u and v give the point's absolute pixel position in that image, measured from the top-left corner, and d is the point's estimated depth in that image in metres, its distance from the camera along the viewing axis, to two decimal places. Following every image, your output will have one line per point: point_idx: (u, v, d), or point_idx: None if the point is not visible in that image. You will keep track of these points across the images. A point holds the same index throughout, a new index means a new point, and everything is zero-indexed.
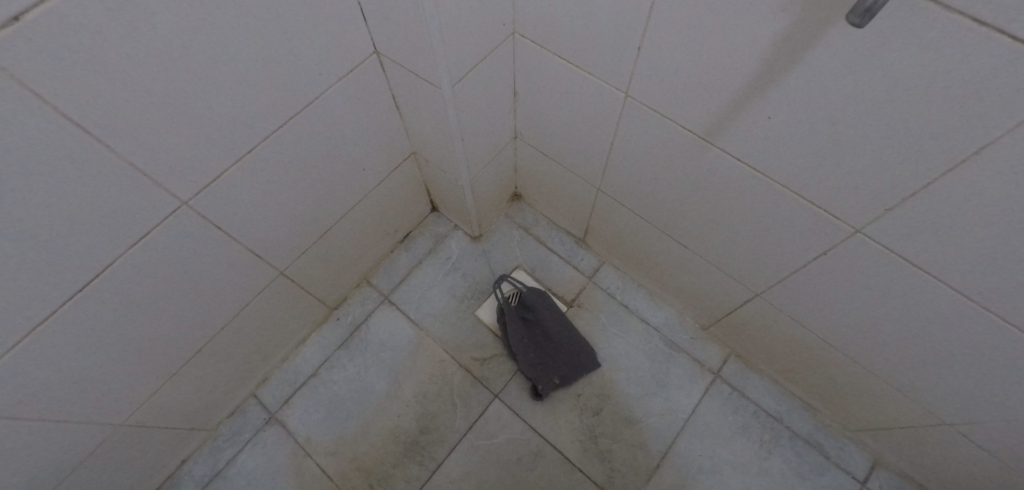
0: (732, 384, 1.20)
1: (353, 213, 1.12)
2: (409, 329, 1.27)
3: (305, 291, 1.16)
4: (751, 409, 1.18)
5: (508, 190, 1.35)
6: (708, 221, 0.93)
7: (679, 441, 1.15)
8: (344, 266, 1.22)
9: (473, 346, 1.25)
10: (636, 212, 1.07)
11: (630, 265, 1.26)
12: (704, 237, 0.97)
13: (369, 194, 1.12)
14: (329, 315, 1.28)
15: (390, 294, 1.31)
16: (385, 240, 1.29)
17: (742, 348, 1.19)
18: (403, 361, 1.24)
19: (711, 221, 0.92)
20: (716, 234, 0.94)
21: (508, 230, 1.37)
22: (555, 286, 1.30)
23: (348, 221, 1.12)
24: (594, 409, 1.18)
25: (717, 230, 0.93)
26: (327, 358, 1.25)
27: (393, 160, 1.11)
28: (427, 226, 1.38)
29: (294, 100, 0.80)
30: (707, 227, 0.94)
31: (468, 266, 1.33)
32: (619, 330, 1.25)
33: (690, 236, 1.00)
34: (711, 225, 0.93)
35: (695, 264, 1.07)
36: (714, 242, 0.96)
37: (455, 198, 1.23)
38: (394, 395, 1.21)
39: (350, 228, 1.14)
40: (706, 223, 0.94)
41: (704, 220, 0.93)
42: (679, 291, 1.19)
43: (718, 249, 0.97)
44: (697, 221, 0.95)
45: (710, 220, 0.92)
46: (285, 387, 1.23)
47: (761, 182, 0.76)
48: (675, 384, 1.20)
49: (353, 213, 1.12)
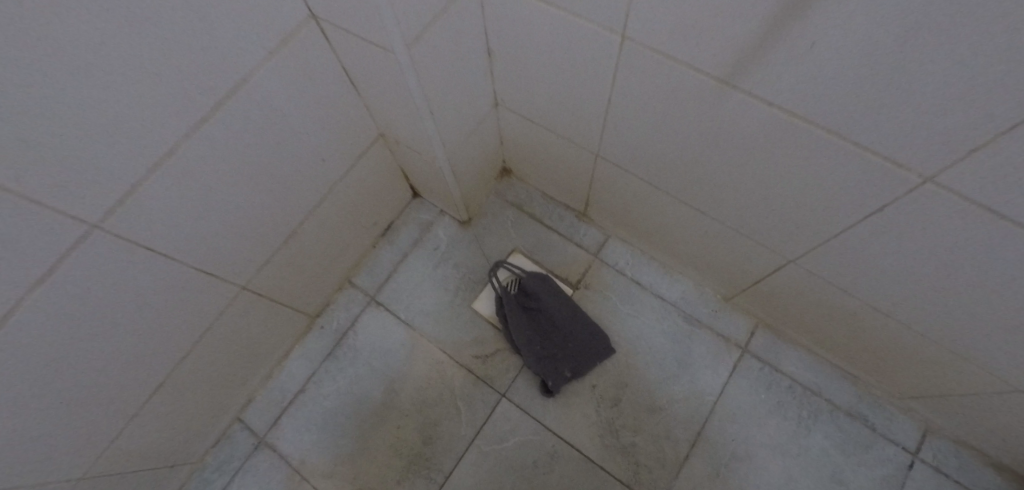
0: (763, 358, 1.08)
1: (319, 210, 0.97)
2: (400, 331, 1.15)
3: (279, 303, 1.03)
4: (785, 384, 1.06)
5: (495, 166, 1.20)
6: (730, 181, 0.79)
7: (710, 426, 1.04)
8: (320, 270, 1.08)
9: (473, 343, 1.12)
10: (643, 178, 0.92)
11: (639, 237, 1.12)
12: (726, 200, 0.83)
13: (335, 187, 0.98)
14: (312, 324, 1.16)
15: (377, 294, 1.18)
16: (363, 235, 1.15)
17: (771, 318, 1.06)
18: (397, 367, 1.12)
19: (735, 180, 0.78)
20: (740, 195, 0.80)
21: (499, 210, 1.23)
22: (557, 267, 1.17)
23: (315, 220, 0.98)
24: (613, 401, 1.06)
25: (741, 191, 0.79)
26: (315, 371, 1.13)
27: (359, 146, 0.97)
28: (410, 215, 1.24)
29: (216, 86, 0.65)
30: (729, 188, 0.80)
31: (459, 254, 1.20)
32: (632, 309, 1.13)
33: (708, 200, 0.86)
34: (734, 186, 0.79)
35: (715, 231, 0.93)
36: (737, 205, 0.83)
37: (436, 180, 1.09)
38: (391, 405, 1.09)
39: (318, 228, 1.00)
40: (727, 183, 0.80)
41: (726, 181, 0.79)
42: (695, 261, 1.06)
43: (743, 213, 0.84)
44: (716, 182, 0.81)
45: (734, 180, 0.78)
46: (272, 406, 1.12)
47: (800, 129, 0.61)
48: (699, 364, 1.08)
49: (320, 210, 0.98)
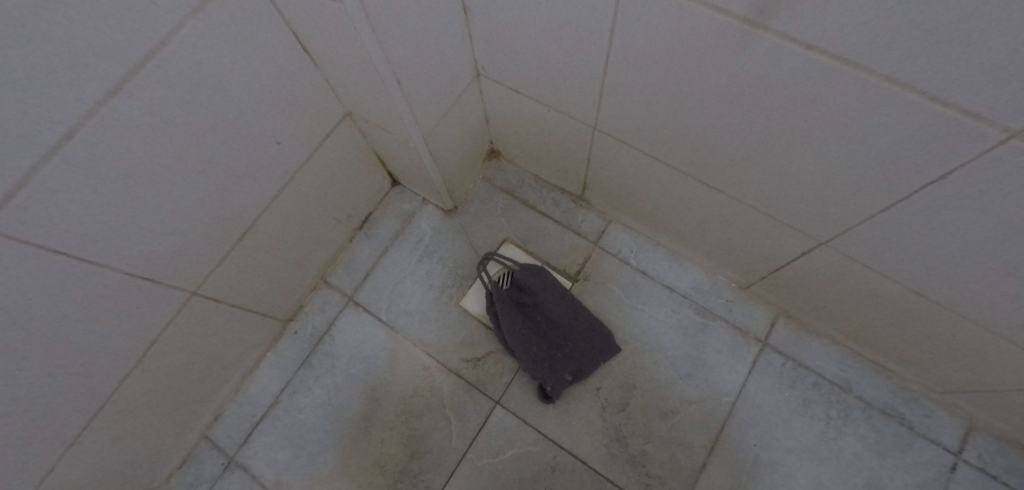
0: (785, 352, 0.97)
1: (279, 202, 0.85)
2: (382, 334, 1.03)
3: (242, 307, 0.92)
4: (811, 379, 0.95)
5: (481, 147, 1.08)
6: (753, 150, 0.67)
7: (729, 430, 0.93)
8: (288, 269, 0.97)
9: (462, 344, 1.01)
10: (648, 152, 0.81)
11: (644, 221, 1.00)
12: (747, 173, 0.72)
13: (298, 175, 0.86)
14: (284, 329, 1.05)
15: (355, 293, 1.06)
16: (336, 229, 1.03)
17: (793, 307, 0.95)
18: (379, 374, 1.01)
19: (760, 149, 0.66)
20: (765, 167, 0.69)
21: (488, 196, 1.11)
22: (553, 258, 1.06)
23: (276, 213, 0.86)
24: (620, 405, 0.95)
25: (767, 161, 0.67)
26: (288, 380, 1.02)
27: (322, 126, 0.85)
28: (390, 204, 1.12)
29: (126, 48, 0.52)
30: (752, 159, 0.68)
31: (445, 247, 1.08)
32: (638, 302, 1.02)
33: (725, 174, 0.75)
34: (758, 155, 0.67)
35: (732, 211, 0.81)
36: (760, 178, 0.71)
37: (414, 164, 0.97)
38: (374, 416, 0.98)
39: (282, 222, 0.89)
40: (750, 153, 0.68)
41: (750, 150, 0.67)
42: (708, 246, 0.95)
43: (766, 188, 0.72)
44: (736, 152, 0.69)
45: (759, 149, 0.66)
46: (242, 422, 1.01)
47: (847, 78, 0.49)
48: (715, 361, 0.97)
49: (282, 202, 0.86)
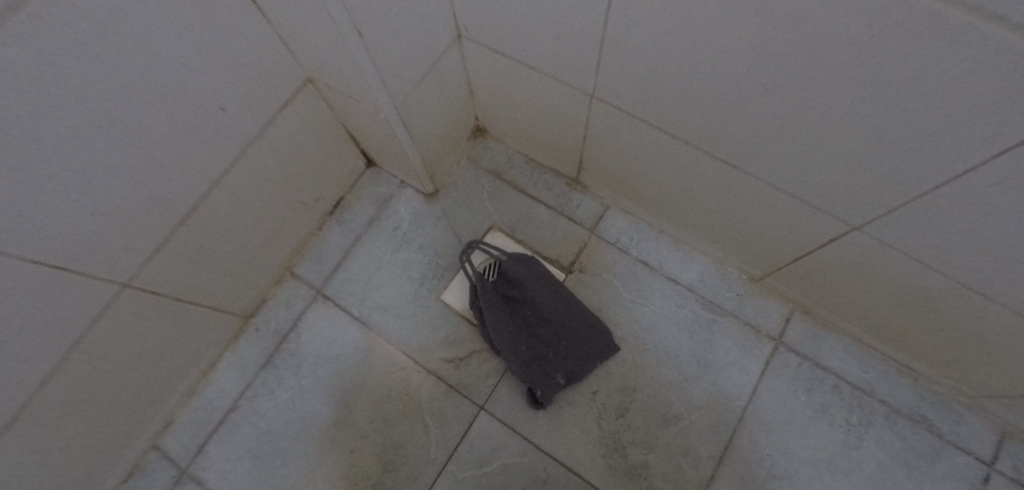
0: (801, 351, 0.87)
1: (229, 181, 0.74)
2: (354, 331, 0.93)
3: (190, 302, 0.81)
4: (830, 382, 0.86)
5: (465, 124, 0.97)
6: (782, 119, 0.56)
7: (739, 438, 0.83)
8: (245, 259, 0.86)
9: (443, 343, 0.91)
10: (655, 125, 0.70)
11: (647, 206, 0.90)
12: (771, 147, 0.61)
13: (253, 151, 0.75)
14: (244, 325, 0.94)
15: (325, 286, 0.95)
16: (302, 214, 0.92)
17: (812, 302, 0.86)
18: (350, 376, 0.90)
19: (794, 118, 0.55)
20: (795, 140, 0.58)
21: (473, 179, 1.00)
22: (545, 247, 0.95)
23: (228, 194, 0.75)
24: (618, 411, 0.85)
25: (798, 133, 0.57)
26: (249, 383, 0.91)
27: (281, 95, 0.73)
28: (364, 187, 1.00)
29: None
30: (781, 129, 0.58)
31: (425, 235, 0.97)
32: (639, 297, 0.92)
33: (747, 149, 0.64)
34: (789, 125, 0.56)
35: (750, 193, 0.71)
36: (786, 152, 0.61)
37: (388, 141, 0.86)
38: (344, 424, 0.88)
39: (234, 205, 0.77)
40: (778, 123, 0.57)
41: (780, 119, 0.56)
42: (719, 233, 0.85)
43: (792, 165, 0.62)
44: (763, 123, 0.58)
45: (790, 117, 0.55)
46: (197, 429, 0.90)
47: (939, 18, 0.37)
48: (724, 362, 0.87)
49: (234, 182, 0.75)
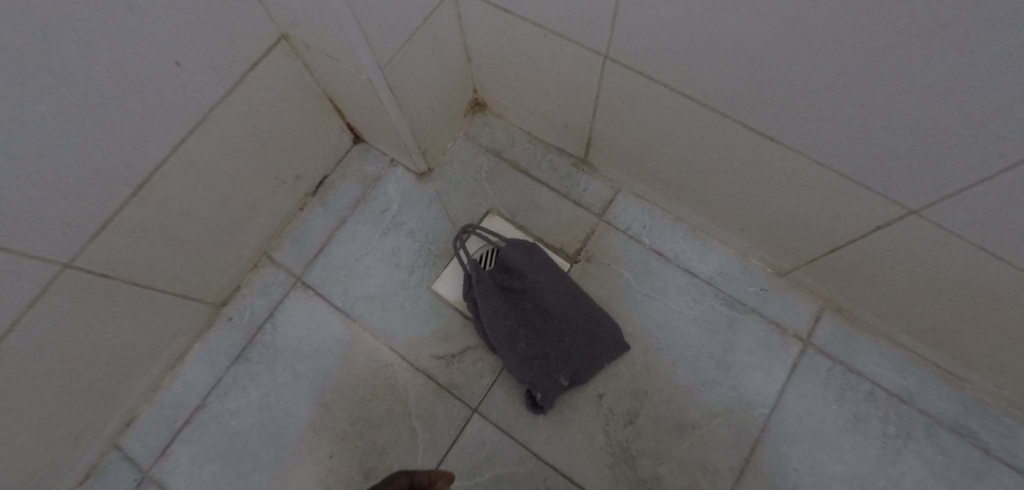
0: (832, 353, 0.78)
1: (189, 150, 0.65)
2: (335, 323, 0.84)
3: (148, 287, 0.72)
4: (864, 388, 0.77)
5: (462, 97, 0.88)
6: (836, 81, 0.47)
7: (762, 450, 0.75)
8: (213, 241, 0.77)
9: (434, 338, 0.82)
10: (677, 93, 0.61)
11: (662, 190, 0.81)
12: (816, 117, 0.51)
13: (219, 118, 0.66)
14: (215, 314, 0.85)
15: (305, 272, 0.87)
16: (280, 192, 0.83)
17: (846, 298, 0.77)
18: (330, 373, 0.81)
19: (851, 79, 0.46)
20: (848, 108, 0.48)
21: (470, 158, 0.91)
22: (548, 233, 0.86)
23: (190, 166, 0.66)
24: (627, 417, 0.77)
25: (854, 98, 0.47)
26: (219, 379, 0.83)
27: (250, 54, 0.64)
28: (350, 166, 0.92)
29: None
30: (832, 95, 0.48)
31: (416, 218, 0.88)
32: (651, 290, 0.82)
33: (786, 120, 0.54)
34: (842, 88, 0.47)
35: (785, 173, 0.61)
36: (833, 125, 0.51)
37: (375, 112, 0.77)
38: (322, 425, 0.79)
39: (197, 179, 0.68)
40: (829, 87, 0.48)
41: (832, 82, 0.47)
42: (744, 220, 0.75)
43: (840, 139, 0.53)
44: (809, 87, 0.49)
45: (845, 78, 0.46)
46: (161, 429, 0.81)
47: None
48: (746, 364, 0.78)
49: (197, 152, 0.66)
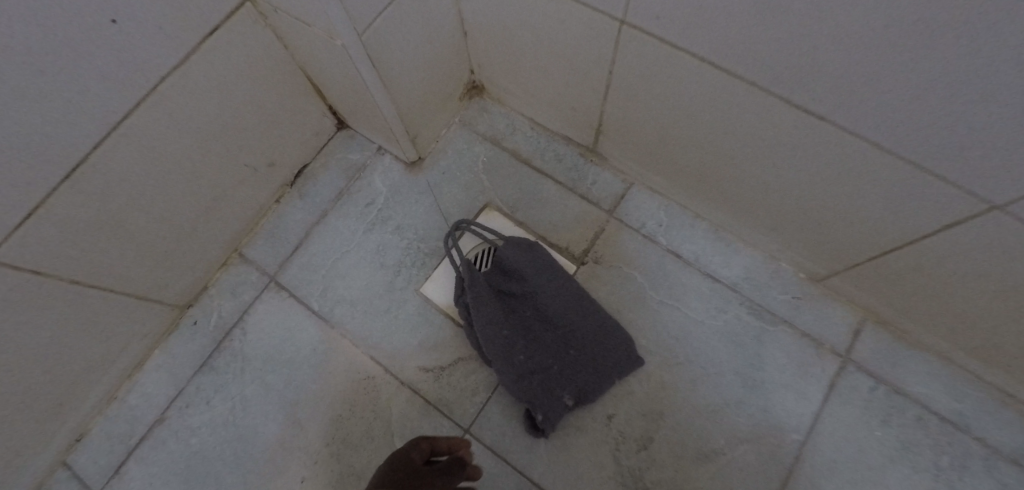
0: (873, 371, 0.69)
1: (134, 129, 0.55)
2: (312, 329, 0.75)
3: (93, 287, 0.63)
4: (911, 413, 0.67)
5: (457, 77, 0.79)
6: (918, 44, 0.37)
7: (794, 483, 0.65)
8: (172, 235, 0.68)
9: (422, 347, 0.73)
10: (705, 67, 0.52)
11: (681, 183, 0.72)
12: (884, 90, 0.42)
13: (173, 94, 0.57)
14: (179, 318, 0.76)
15: (279, 272, 0.78)
16: (251, 182, 0.74)
17: (892, 309, 0.67)
18: (305, 385, 0.72)
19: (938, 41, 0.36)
20: (929, 80, 0.39)
21: (465, 147, 0.82)
22: (552, 231, 0.77)
23: (139, 149, 0.57)
24: (639, 443, 0.67)
25: (939, 68, 0.37)
26: (181, 390, 0.74)
27: (208, 18, 0.55)
28: (333, 154, 0.83)
29: None
30: (909, 62, 0.39)
31: (404, 213, 0.79)
32: (668, 296, 0.73)
33: (843, 94, 0.45)
34: (923, 54, 0.37)
35: (832, 161, 0.52)
36: (902, 104, 0.42)
37: (357, 91, 0.68)
38: (294, 446, 0.70)
39: (147, 163, 0.59)
40: (905, 52, 0.38)
41: (911, 46, 0.37)
42: (776, 219, 0.66)
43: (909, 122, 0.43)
44: (881, 51, 0.39)
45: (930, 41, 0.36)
46: (113, 446, 0.72)
47: None
48: (775, 383, 0.69)
49: (148, 133, 0.57)
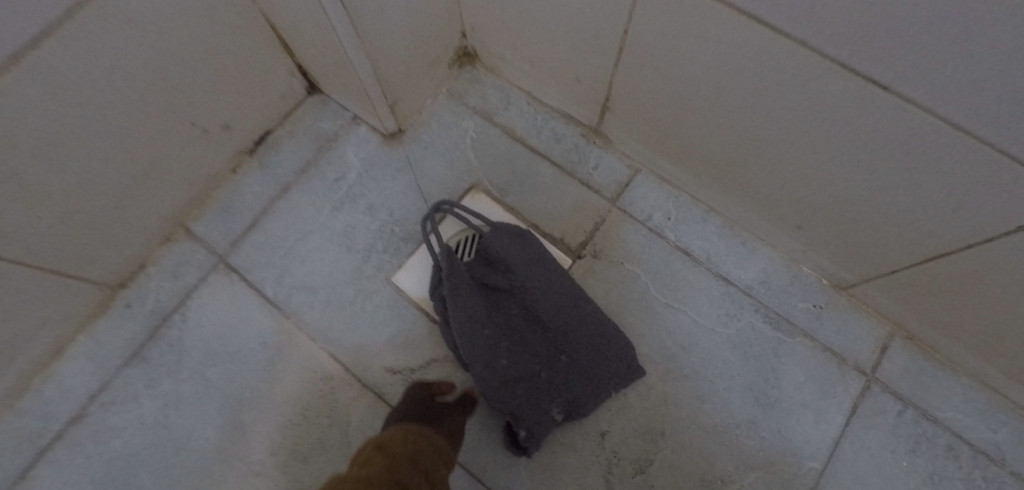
0: (902, 393, 0.61)
1: (43, 73, 0.43)
2: (264, 318, 0.65)
3: (11, 261, 0.52)
4: (942, 442, 0.59)
5: (446, 41, 0.69)
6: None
7: None
8: (97, 204, 0.57)
9: (391, 346, 0.63)
10: (743, 30, 0.43)
11: (696, 170, 0.63)
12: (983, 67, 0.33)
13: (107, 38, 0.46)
14: (109, 300, 0.66)
15: (231, 251, 0.67)
16: (199, 146, 0.64)
17: (928, 325, 0.59)
18: (252, 384, 0.63)
19: None
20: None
21: (453, 120, 0.73)
22: (547, 219, 0.68)
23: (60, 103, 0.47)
24: (635, 466, 0.59)
25: None
26: (106, 384, 0.63)
27: None
28: (302, 121, 0.73)
29: None
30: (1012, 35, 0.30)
31: (378, 191, 0.69)
32: (674, 299, 0.64)
33: (922, 64, 0.35)
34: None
35: (887, 146, 0.43)
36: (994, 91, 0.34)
37: (329, 46, 0.58)
38: (235, 454, 0.60)
39: (63, 117, 0.48)
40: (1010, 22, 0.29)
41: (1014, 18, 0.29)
42: (805, 215, 0.58)
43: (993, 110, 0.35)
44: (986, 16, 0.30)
45: None
46: (19, 447, 0.61)
47: None
48: (791, 403, 0.60)
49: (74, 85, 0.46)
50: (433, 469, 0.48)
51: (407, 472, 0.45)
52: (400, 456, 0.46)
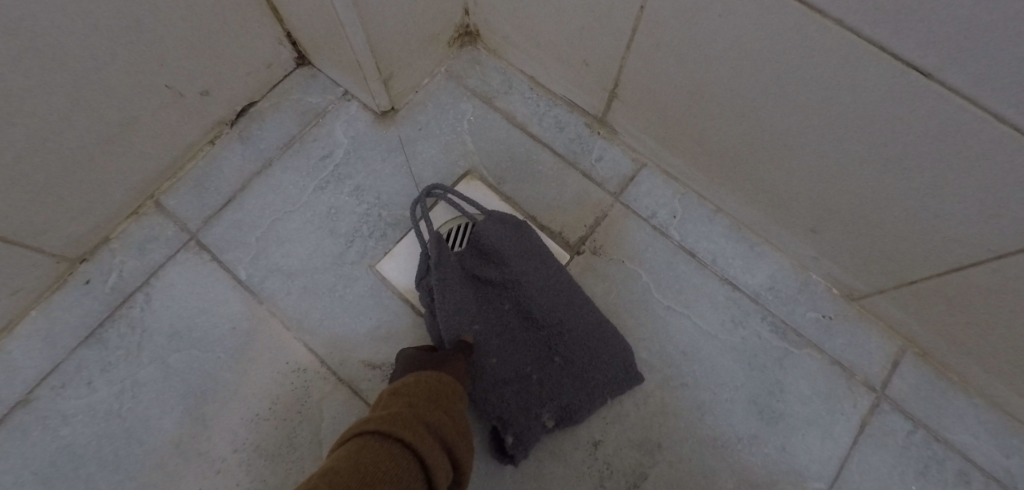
0: (912, 412, 0.57)
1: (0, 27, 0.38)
2: (236, 303, 0.60)
3: None
4: (953, 466, 0.56)
5: (447, 16, 0.65)
6: None
7: None
8: (56, 171, 0.52)
9: (372, 338, 0.59)
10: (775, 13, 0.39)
11: (707, 165, 0.60)
12: None
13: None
14: (66, 275, 0.60)
15: (203, 229, 0.63)
16: (175, 115, 0.59)
17: (944, 341, 0.55)
18: (218, 373, 0.58)
19: None
20: None
21: (450, 101, 0.68)
22: (545, 211, 0.64)
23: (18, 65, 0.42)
24: (628, 479, 0.55)
25: None
26: (56, 366, 0.58)
27: None
28: (289, 94, 0.68)
29: None
30: None
31: (367, 172, 0.65)
32: (677, 301, 0.61)
33: (980, 52, 0.31)
34: None
35: (919, 147, 0.40)
36: None
37: (321, 15, 0.53)
38: (194, 448, 0.55)
39: (23, 77, 0.43)
40: None
41: None
42: (821, 219, 0.54)
43: None
44: None
45: None
46: None
47: None
48: (795, 418, 0.57)
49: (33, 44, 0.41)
50: (453, 412, 0.42)
51: (430, 410, 0.40)
52: (416, 396, 0.41)
